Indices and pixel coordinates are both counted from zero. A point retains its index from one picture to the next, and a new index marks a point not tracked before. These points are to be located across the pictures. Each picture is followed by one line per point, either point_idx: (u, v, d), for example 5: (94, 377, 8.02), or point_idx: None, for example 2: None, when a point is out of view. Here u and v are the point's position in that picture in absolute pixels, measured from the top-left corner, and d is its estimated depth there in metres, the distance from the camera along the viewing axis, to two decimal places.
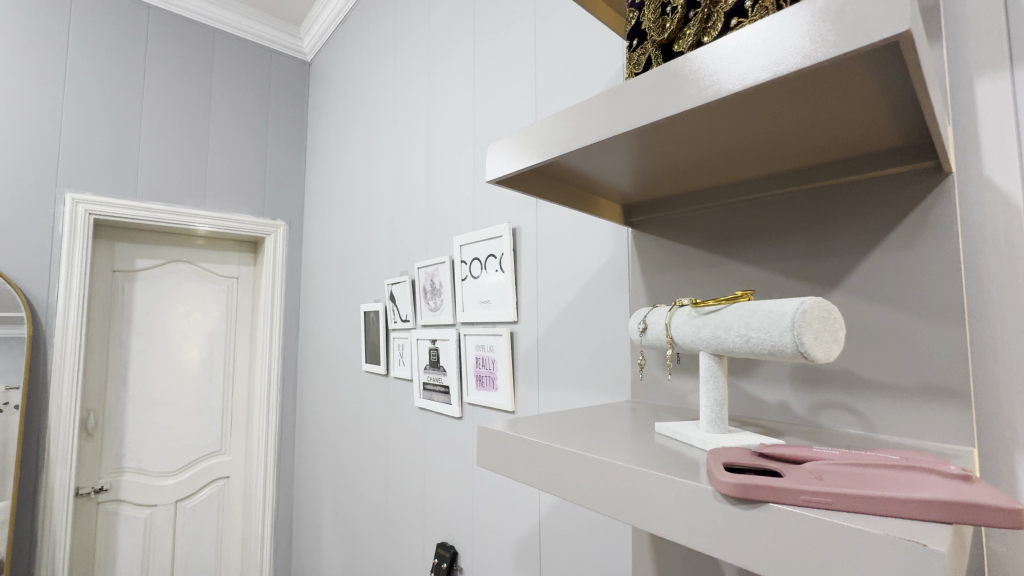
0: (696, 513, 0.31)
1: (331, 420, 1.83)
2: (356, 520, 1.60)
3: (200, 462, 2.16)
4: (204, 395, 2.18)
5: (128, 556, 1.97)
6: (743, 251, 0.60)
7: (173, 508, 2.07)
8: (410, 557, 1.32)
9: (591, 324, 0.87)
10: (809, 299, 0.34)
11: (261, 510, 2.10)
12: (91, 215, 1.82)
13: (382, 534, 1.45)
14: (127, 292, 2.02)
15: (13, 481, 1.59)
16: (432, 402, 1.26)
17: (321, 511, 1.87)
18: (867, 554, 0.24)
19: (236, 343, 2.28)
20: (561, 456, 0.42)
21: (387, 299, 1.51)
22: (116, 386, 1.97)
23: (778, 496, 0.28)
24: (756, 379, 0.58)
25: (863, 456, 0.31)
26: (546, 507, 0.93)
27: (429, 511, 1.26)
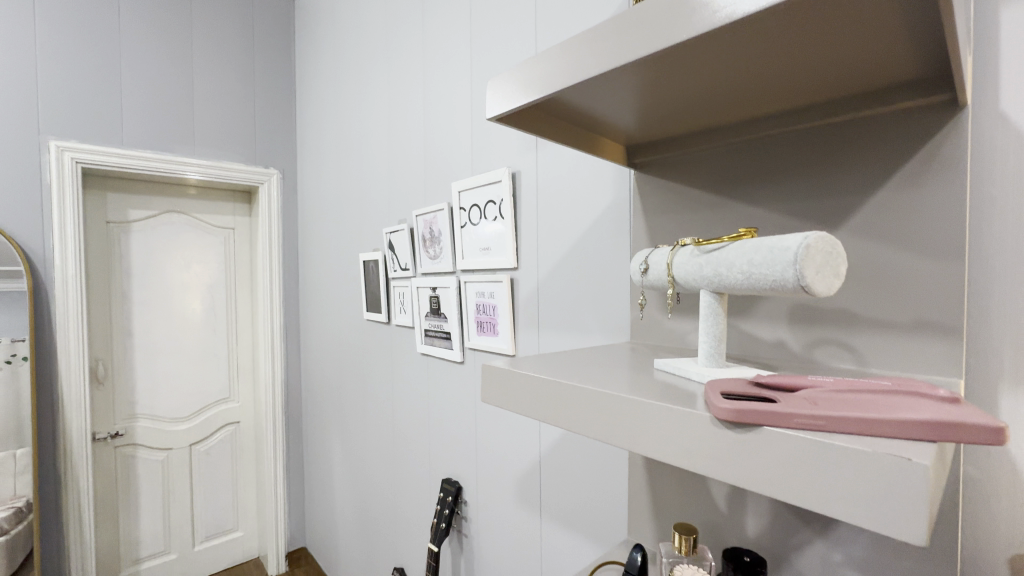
0: (695, 438, 0.33)
1: (335, 367, 1.87)
2: (364, 461, 1.68)
3: (210, 408, 2.23)
4: (209, 345, 2.22)
5: (149, 495, 2.08)
6: (747, 192, 0.60)
7: (188, 451, 2.16)
8: (417, 493, 1.39)
9: (592, 269, 0.87)
10: (814, 234, 0.34)
11: (272, 453, 2.19)
12: (78, 164, 1.76)
13: (391, 473, 1.52)
14: (124, 244, 2.00)
15: (31, 427, 1.65)
16: (434, 348, 1.28)
17: (330, 452, 1.95)
18: (856, 469, 0.26)
19: (238, 294, 2.29)
20: (564, 391, 0.43)
21: (386, 248, 1.51)
22: (121, 336, 2.00)
23: (773, 420, 0.29)
24: (753, 318, 0.59)
25: (857, 383, 0.32)
26: (547, 444, 0.98)
27: (434, 450, 1.32)
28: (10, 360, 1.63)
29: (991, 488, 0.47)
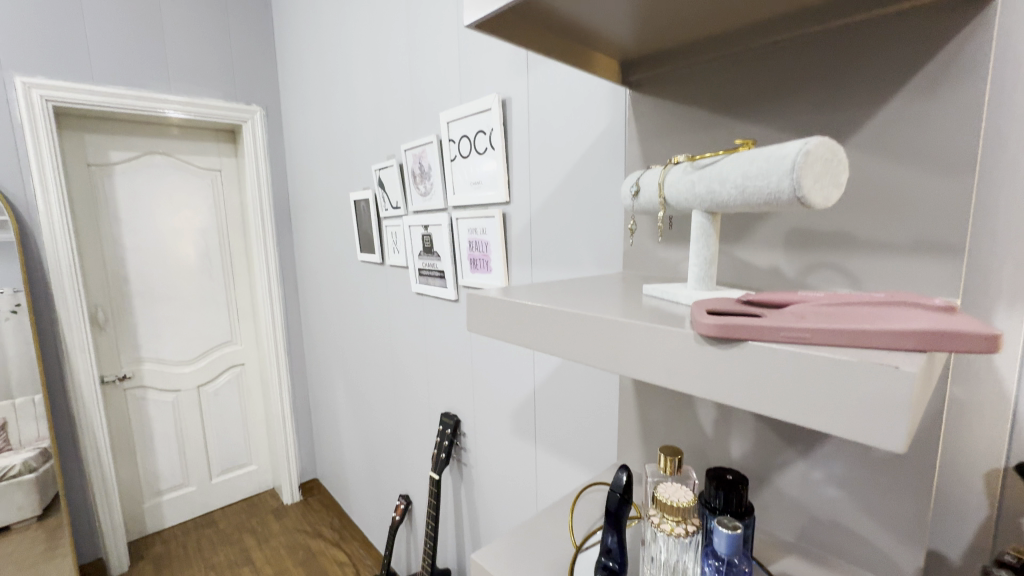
0: (677, 356, 0.32)
1: (332, 309, 1.89)
2: (366, 399, 1.72)
3: (214, 351, 2.27)
4: (207, 289, 2.22)
5: (163, 434, 2.16)
6: (747, 109, 0.55)
7: (196, 392, 2.23)
8: (418, 427, 1.44)
9: (586, 201, 0.84)
10: (814, 139, 0.32)
11: (279, 393, 2.25)
12: (48, 102, 1.67)
13: (392, 409, 1.57)
14: (109, 187, 1.95)
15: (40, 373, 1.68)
16: (428, 288, 1.27)
17: (334, 391, 2.01)
18: (839, 379, 0.25)
19: (231, 238, 2.26)
20: (548, 315, 0.42)
21: (376, 186, 1.46)
22: (117, 282, 1.99)
23: (757, 334, 0.28)
24: (748, 244, 0.57)
25: (847, 297, 0.31)
26: (541, 377, 1.00)
27: (432, 386, 1.35)
28: (15, 310, 1.66)
29: (973, 406, 0.47)
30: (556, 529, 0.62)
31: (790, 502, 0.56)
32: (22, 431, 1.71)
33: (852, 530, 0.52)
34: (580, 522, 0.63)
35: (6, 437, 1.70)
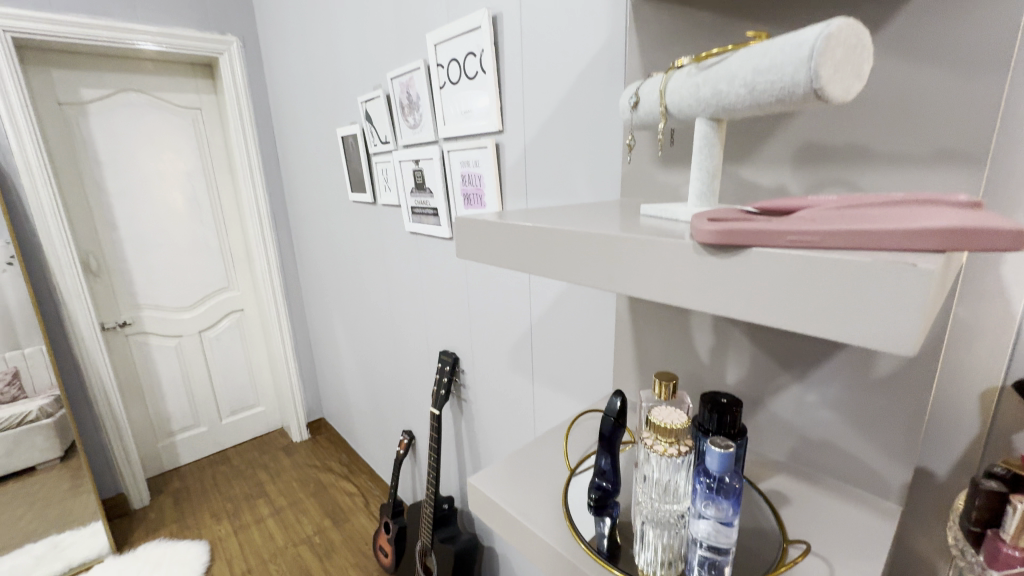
0: (677, 268, 0.30)
1: (327, 252, 1.86)
2: (366, 340, 1.74)
3: (212, 298, 2.27)
4: (199, 235, 2.18)
5: (170, 378, 2.21)
6: (760, 8, 0.50)
7: (198, 337, 2.25)
8: (418, 366, 1.46)
9: (583, 126, 0.79)
10: (838, 20, 0.28)
11: (280, 338, 2.28)
12: (7, 34, 1.55)
13: (392, 349, 1.58)
14: (85, 129, 1.86)
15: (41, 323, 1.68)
16: (422, 226, 1.24)
17: (334, 334, 2.02)
18: (848, 281, 0.23)
19: (218, 181, 2.19)
20: (539, 234, 0.39)
21: (363, 120, 1.39)
22: (106, 228, 1.95)
23: (761, 240, 0.26)
24: (754, 163, 0.54)
25: (862, 198, 0.28)
26: (538, 313, 0.99)
27: (430, 325, 1.35)
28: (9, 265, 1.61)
29: (978, 326, 0.46)
30: (551, 455, 0.63)
31: (783, 425, 0.57)
32: (36, 379, 1.71)
33: (843, 449, 0.52)
34: (576, 447, 0.64)
35: (19, 385, 1.69)
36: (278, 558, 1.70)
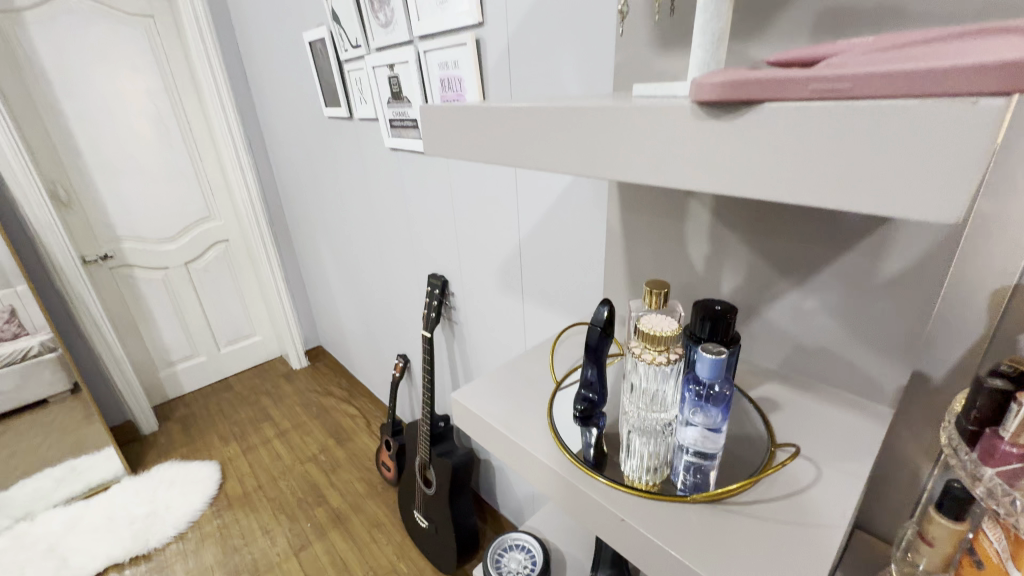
0: (672, 140, 0.25)
1: (307, 175, 1.77)
2: (354, 266, 1.70)
3: (193, 228, 2.19)
4: (171, 161, 2.06)
5: (162, 310, 2.19)
6: None
7: (185, 269, 2.21)
8: (407, 290, 1.44)
9: (573, 10, 0.69)
10: None
11: (269, 267, 2.24)
12: None
13: (381, 274, 1.55)
14: (26, 42, 1.67)
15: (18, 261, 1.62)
16: (402, 141, 1.15)
17: (323, 263, 1.98)
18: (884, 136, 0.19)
19: (184, 101, 2.03)
20: (511, 115, 0.34)
21: (331, 20, 1.24)
22: (69, 156, 1.83)
23: (777, 91, 0.21)
24: (766, 39, 0.46)
25: (909, 37, 0.23)
26: (525, 230, 0.94)
27: (417, 248, 1.31)
28: None
29: (1002, 221, 0.42)
30: (538, 368, 0.61)
31: (777, 332, 0.54)
32: (34, 316, 1.67)
33: (838, 355, 0.51)
34: (562, 361, 0.63)
35: (19, 322, 1.66)
36: (286, 475, 1.78)
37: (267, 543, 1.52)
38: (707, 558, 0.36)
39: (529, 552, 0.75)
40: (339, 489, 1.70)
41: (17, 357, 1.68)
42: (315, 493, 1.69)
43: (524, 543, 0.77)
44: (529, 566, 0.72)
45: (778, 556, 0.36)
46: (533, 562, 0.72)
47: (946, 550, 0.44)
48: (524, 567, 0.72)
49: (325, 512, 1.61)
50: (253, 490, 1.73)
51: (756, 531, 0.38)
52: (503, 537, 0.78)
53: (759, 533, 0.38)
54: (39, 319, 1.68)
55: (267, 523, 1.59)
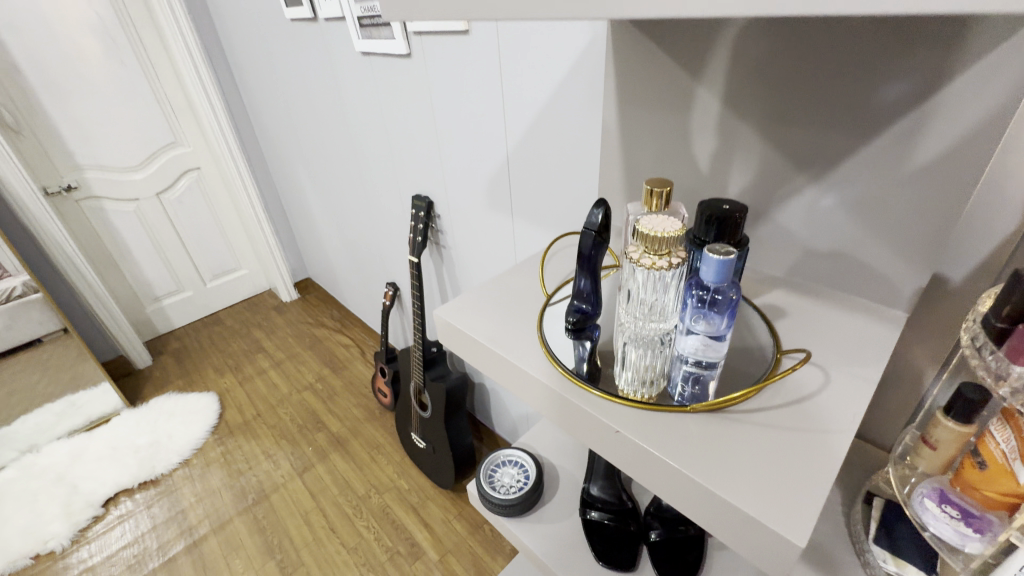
0: None
1: (276, 92, 1.62)
2: (335, 192, 1.61)
3: (161, 155, 2.05)
4: (125, 79, 1.87)
5: (139, 244, 2.11)
6: None
7: (157, 200, 2.10)
8: (391, 214, 1.37)
9: None
10: None
11: (246, 196, 2.15)
12: None
13: (363, 199, 1.47)
14: None
15: None
16: (374, 44, 1.03)
17: (302, 190, 1.88)
18: None
19: (130, 9, 1.79)
20: None
21: None
22: (10, 75, 1.64)
23: None
24: None
25: None
26: (512, 141, 0.87)
27: (399, 168, 1.22)
28: None
29: None
30: (527, 283, 0.57)
31: (785, 236, 0.50)
32: (12, 257, 1.61)
33: (852, 258, 0.47)
34: (553, 274, 0.58)
35: None
36: (284, 403, 1.81)
37: (271, 466, 1.56)
38: (707, 466, 0.34)
39: (523, 467, 0.74)
40: (337, 415, 1.73)
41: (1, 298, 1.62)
42: (314, 419, 1.72)
43: (517, 459, 0.76)
44: (522, 480, 0.71)
45: (781, 461, 0.34)
46: (527, 476, 0.71)
47: (948, 452, 0.42)
48: (517, 480, 0.72)
49: (325, 436, 1.65)
50: (253, 418, 1.76)
51: (758, 438, 0.36)
52: (496, 454, 0.78)
53: (762, 440, 0.36)
54: (12, 259, 1.61)
55: (269, 448, 1.63)
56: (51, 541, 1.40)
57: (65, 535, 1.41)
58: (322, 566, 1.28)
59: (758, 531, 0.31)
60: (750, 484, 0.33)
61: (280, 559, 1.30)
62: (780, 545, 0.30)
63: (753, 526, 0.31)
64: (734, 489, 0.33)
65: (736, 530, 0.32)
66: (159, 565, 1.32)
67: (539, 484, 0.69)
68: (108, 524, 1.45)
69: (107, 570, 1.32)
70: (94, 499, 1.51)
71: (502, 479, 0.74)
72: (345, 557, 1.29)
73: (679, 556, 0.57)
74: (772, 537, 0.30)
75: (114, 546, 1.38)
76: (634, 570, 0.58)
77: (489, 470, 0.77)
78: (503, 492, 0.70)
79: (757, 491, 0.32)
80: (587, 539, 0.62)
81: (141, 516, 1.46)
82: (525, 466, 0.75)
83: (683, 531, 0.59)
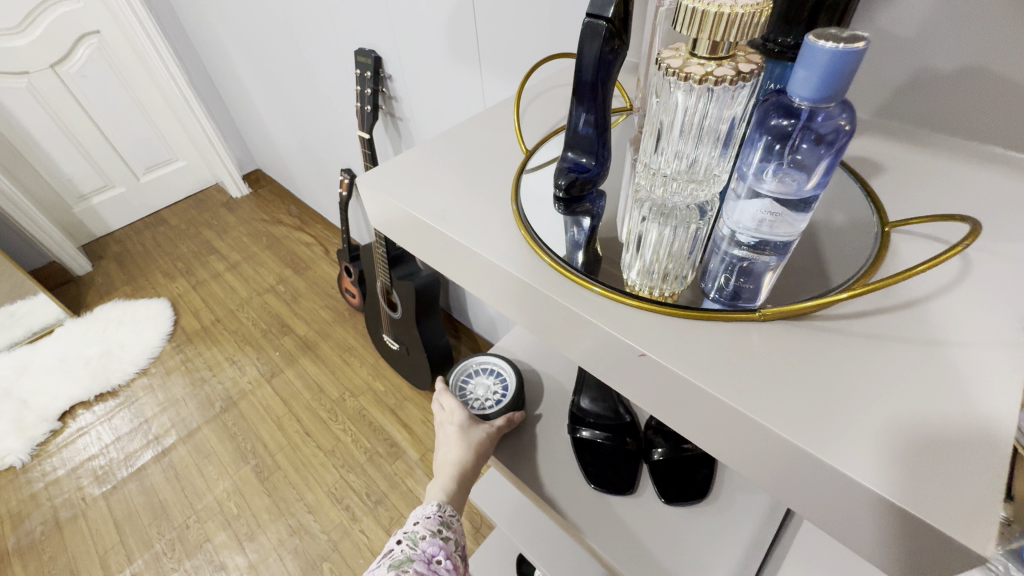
0: None
1: None
2: (266, 55, 1.31)
3: (45, 14, 1.63)
4: None
5: (44, 131, 1.78)
6: None
7: (53, 75, 1.72)
8: (335, 79, 1.11)
9: None
10: None
11: (164, 67, 1.82)
12: None
13: (299, 61, 1.19)
14: None
15: None
16: None
17: (229, 56, 1.55)
18: None
19: None
20: None
21: None
22: None
23: None
24: None
25: None
26: None
27: (335, 12, 0.94)
28: None
29: None
30: (496, 138, 0.40)
31: (890, 48, 0.33)
32: None
33: (994, 77, 0.31)
34: (535, 124, 0.41)
35: None
36: (244, 307, 1.67)
37: (236, 372, 1.47)
38: (796, 414, 0.22)
39: (500, 375, 0.64)
40: (303, 317, 1.61)
41: None
42: (279, 323, 1.60)
43: (492, 367, 0.66)
44: (500, 392, 0.61)
45: (916, 402, 0.21)
46: (505, 387, 0.61)
47: None
48: (494, 393, 0.62)
49: (292, 340, 1.54)
50: (211, 323, 1.63)
51: (869, 364, 0.23)
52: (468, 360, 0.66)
53: (878, 367, 0.23)
54: None
55: (233, 354, 1.53)
56: (8, 456, 1.33)
57: (23, 450, 1.34)
58: (299, 469, 1.24)
59: (897, 525, 0.19)
60: (875, 442, 0.20)
61: (255, 464, 1.26)
62: (933, 545, 0.18)
63: (887, 517, 0.19)
64: (851, 452, 0.20)
65: (841, 511, 0.21)
66: (128, 475, 1.27)
67: (520, 395, 0.59)
68: (69, 437, 1.37)
69: (73, 481, 1.27)
70: (47, 414, 1.41)
71: (477, 391, 0.64)
72: (323, 459, 1.25)
73: (686, 477, 0.50)
74: (925, 537, 0.18)
75: (79, 457, 1.32)
76: (633, 492, 0.51)
77: (462, 380, 0.67)
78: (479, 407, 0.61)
79: (888, 457, 0.20)
80: (576, 459, 0.53)
81: (103, 428, 1.38)
82: (501, 372, 0.64)
83: (688, 451, 0.51)
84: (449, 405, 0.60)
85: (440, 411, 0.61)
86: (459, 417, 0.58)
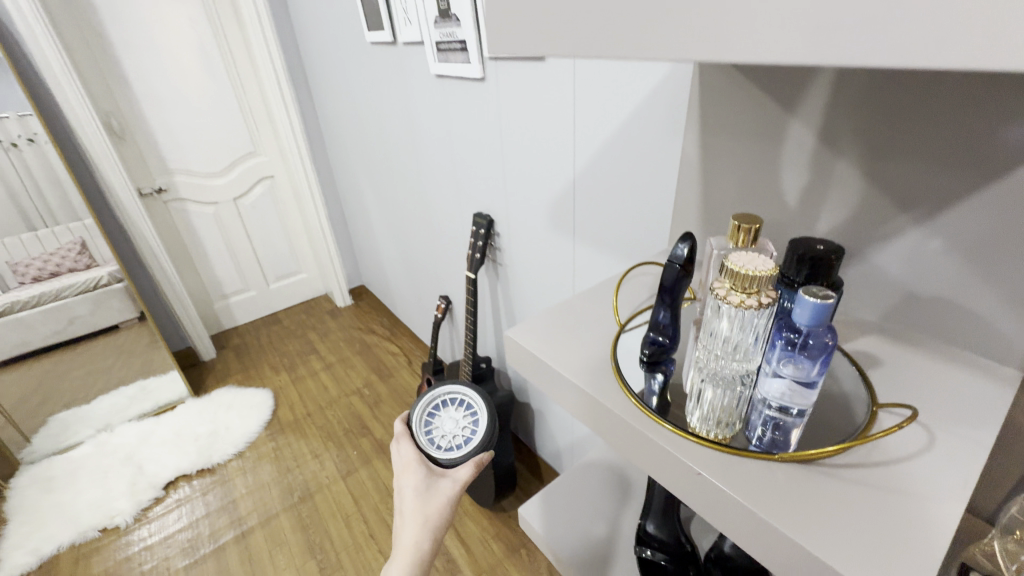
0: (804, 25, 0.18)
1: (350, 109, 1.71)
2: (399, 205, 1.67)
3: (242, 162, 2.19)
4: (215, 91, 2.01)
5: (214, 244, 2.26)
6: None
7: (233, 204, 2.24)
8: (452, 227, 1.40)
9: None
10: None
11: (313, 204, 2.30)
12: None
13: (424, 212, 1.52)
14: None
15: (82, 198, 1.69)
16: (450, 67, 1.06)
17: (365, 201, 1.97)
18: None
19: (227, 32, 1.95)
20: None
21: None
22: (119, 86, 1.82)
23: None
24: None
25: None
26: (582, 167, 0.87)
27: (463, 186, 1.25)
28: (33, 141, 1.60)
29: None
30: (598, 311, 0.57)
31: (884, 278, 0.48)
32: (99, 249, 1.78)
33: (957, 303, 0.44)
34: (627, 302, 0.58)
35: (89, 254, 1.78)
36: (333, 405, 1.87)
37: (317, 466, 1.61)
38: (800, 522, 0.33)
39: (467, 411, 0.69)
40: (382, 422, 1.77)
41: (90, 286, 1.82)
42: (360, 424, 1.77)
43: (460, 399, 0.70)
44: (467, 431, 0.67)
45: (888, 530, 0.32)
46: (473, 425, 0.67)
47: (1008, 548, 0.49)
48: (463, 430, 0.68)
49: (370, 442, 1.69)
50: (303, 417, 1.83)
51: (857, 502, 0.34)
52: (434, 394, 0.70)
53: (863, 505, 0.34)
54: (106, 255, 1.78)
55: (317, 448, 1.68)
56: (117, 516, 1.50)
57: (129, 512, 1.51)
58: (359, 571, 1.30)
59: None
60: (857, 551, 0.31)
61: (320, 559, 1.33)
62: None
63: None
64: (837, 554, 0.31)
65: None
66: (209, 551, 1.38)
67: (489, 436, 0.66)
68: (167, 506, 1.53)
69: (162, 550, 1.40)
70: (156, 481, 1.60)
71: (444, 426, 0.69)
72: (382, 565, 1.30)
73: None
74: None
75: (171, 527, 1.46)
76: None
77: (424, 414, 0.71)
78: (445, 448, 0.66)
79: (862, 561, 0.30)
80: None
81: (197, 502, 1.53)
82: (469, 407, 0.70)
83: None
84: (409, 457, 0.65)
85: (399, 457, 0.66)
86: (417, 478, 0.64)
